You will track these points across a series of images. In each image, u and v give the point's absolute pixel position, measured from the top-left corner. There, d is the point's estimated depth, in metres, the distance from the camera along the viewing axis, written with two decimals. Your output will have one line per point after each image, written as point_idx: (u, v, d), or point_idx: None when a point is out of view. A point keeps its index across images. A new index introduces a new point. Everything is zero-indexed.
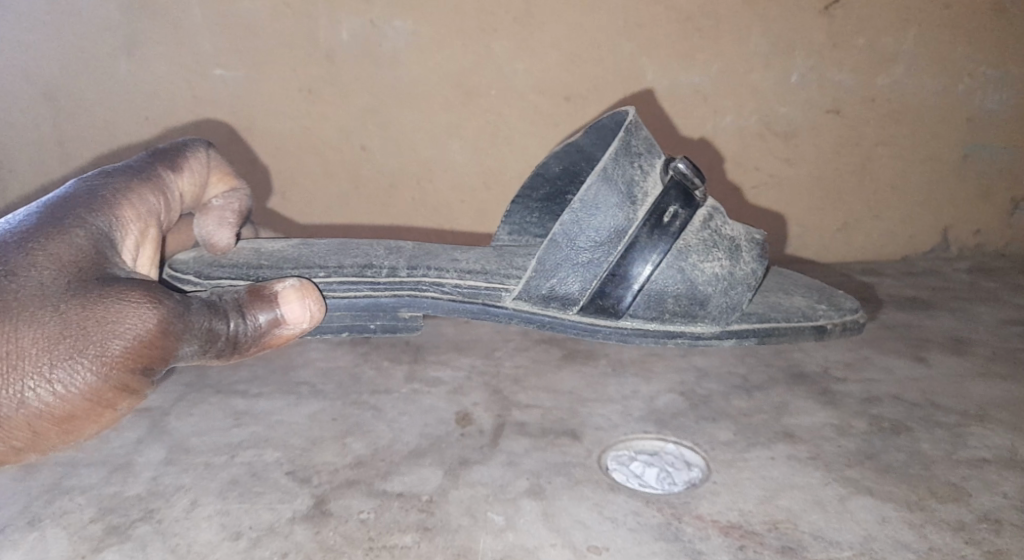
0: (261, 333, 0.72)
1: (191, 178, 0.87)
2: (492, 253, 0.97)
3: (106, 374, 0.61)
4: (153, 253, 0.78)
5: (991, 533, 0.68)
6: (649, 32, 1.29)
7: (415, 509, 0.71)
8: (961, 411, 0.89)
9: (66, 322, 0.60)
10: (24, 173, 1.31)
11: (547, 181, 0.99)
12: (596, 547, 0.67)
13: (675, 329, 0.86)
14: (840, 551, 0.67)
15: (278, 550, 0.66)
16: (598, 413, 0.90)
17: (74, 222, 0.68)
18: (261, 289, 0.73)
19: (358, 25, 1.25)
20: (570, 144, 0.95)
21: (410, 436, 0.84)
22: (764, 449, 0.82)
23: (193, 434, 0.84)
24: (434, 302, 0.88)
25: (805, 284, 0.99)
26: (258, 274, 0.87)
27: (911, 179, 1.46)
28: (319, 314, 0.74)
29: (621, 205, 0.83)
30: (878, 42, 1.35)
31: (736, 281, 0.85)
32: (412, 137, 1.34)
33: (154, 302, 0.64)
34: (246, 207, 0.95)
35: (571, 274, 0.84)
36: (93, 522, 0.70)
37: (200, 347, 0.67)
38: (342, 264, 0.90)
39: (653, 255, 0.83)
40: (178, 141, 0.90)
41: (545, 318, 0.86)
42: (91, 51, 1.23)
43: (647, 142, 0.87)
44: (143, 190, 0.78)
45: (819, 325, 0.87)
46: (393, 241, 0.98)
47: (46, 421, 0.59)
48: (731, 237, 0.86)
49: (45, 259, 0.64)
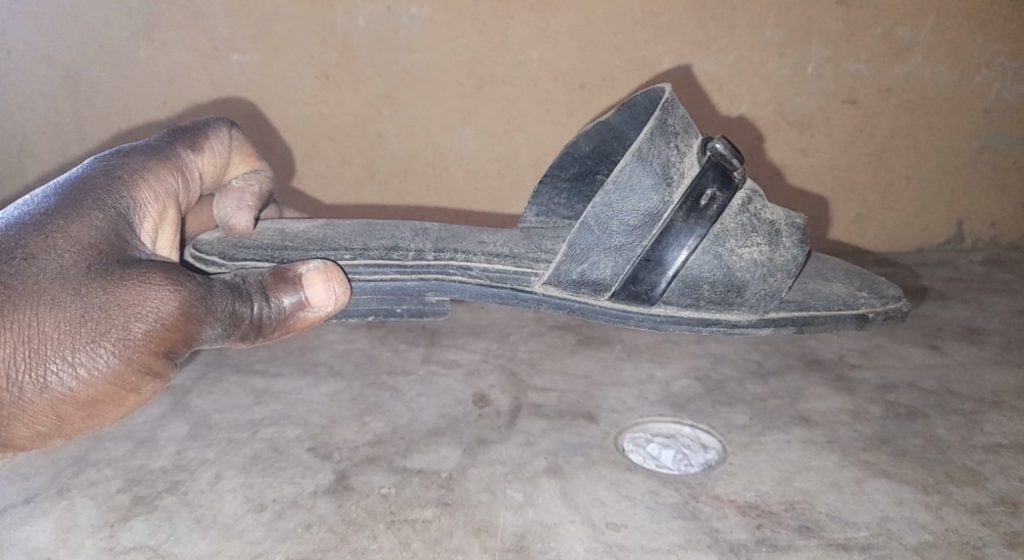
0: (284, 318, 0.62)
1: (211, 159, 0.76)
2: (519, 237, 0.84)
3: (130, 357, 0.53)
4: (173, 236, 0.67)
5: (1008, 516, 0.69)
6: (665, 21, 1.29)
7: (435, 485, 0.72)
8: (977, 399, 0.90)
9: (87, 303, 0.53)
10: (42, 155, 1.32)
11: (576, 161, 0.86)
12: (614, 524, 0.68)
13: (709, 316, 0.75)
14: (857, 531, 0.67)
15: (301, 522, 0.67)
16: (614, 396, 0.90)
17: (93, 204, 0.59)
18: (284, 270, 0.63)
19: (374, 11, 1.26)
20: (600, 122, 0.83)
21: (428, 416, 0.85)
22: (780, 433, 0.82)
23: (215, 411, 0.86)
24: (461, 286, 0.76)
25: (843, 270, 0.87)
26: (284, 255, 0.75)
27: (926, 171, 1.46)
28: (345, 297, 0.64)
29: (657, 187, 0.71)
30: (894, 31, 1.35)
31: (775, 267, 0.74)
32: (427, 123, 1.34)
33: (174, 282, 0.56)
34: (267, 190, 0.83)
35: (603, 259, 0.73)
36: (120, 493, 0.71)
37: (224, 330, 0.58)
38: (368, 246, 0.78)
39: (688, 240, 0.72)
40: (198, 121, 0.78)
41: (575, 304, 0.75)
42: (110, 35, 1.24)
43: (685, 120, 0.73)
44: (160, 169, 0.68)
45: (860, 314, 0.76)
46: (420, 223, 0.86)
47: (69, 405, 0.52)
48: (772, 221, 0.75)
49: (60, 237, 0.55)
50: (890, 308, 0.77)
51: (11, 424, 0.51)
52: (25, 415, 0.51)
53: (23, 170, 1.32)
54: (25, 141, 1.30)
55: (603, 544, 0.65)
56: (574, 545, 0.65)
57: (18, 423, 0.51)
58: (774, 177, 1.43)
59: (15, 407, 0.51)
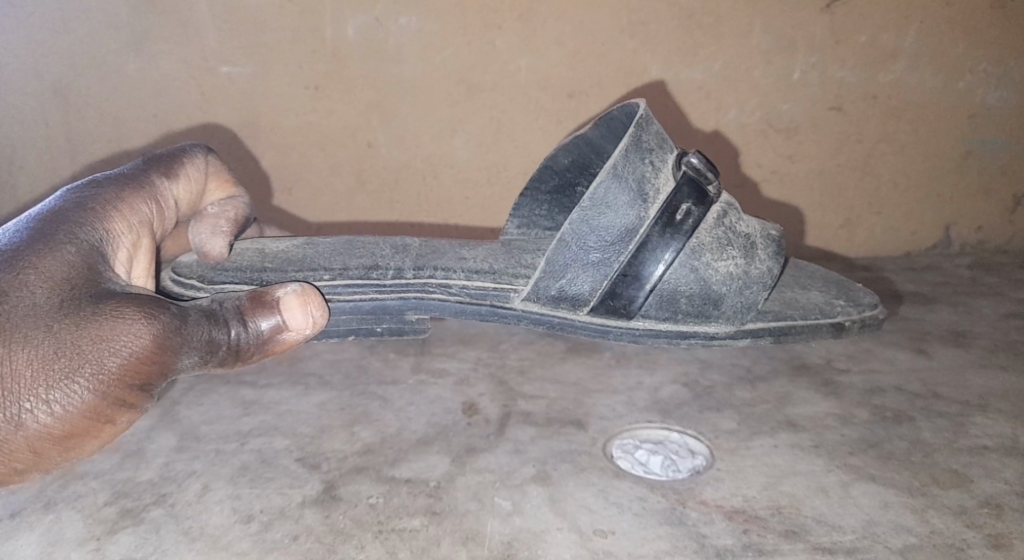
0: (262, 342, 0.65)
1: (186, 185, 0.80)
2: (500, 251, 0.88)
3: (103, 391, 0.57)
4: (148, 263, 0.71)
5: (992, 518, 0.69)
6: (652, 30, 1.30)
7: (424, 494, 0.72)
8: (962, 402, 0.90)
9: (60, 341, 0.56)
10: (32, 169, 1.32)
11: (555, 174, 0.90)
12: (601, 531, 0.68)
13: (688, 329, 0.79)
14: (842, 534, 0.67)
15: (289, 532, 0.67)
16: (603, 402, 0.91)
17: (64, 237, 0.63)
18: (262, 294, 0.66)
19: (363, 22, 1.27)
20: (577, 137, 0.87)
21: (418, 424, 0.85)
22: (767, 438, 0.82)
23: (204, 422, 0.86)
24: (441, 304, 0.80)
25: (822, 279, 0.92)
26: (264, 277, 0.79)
27: (913, 176, 1.47)
28: (322, 320, 0.67)
29: (632, 203, 0.76)
30: (878, 38, 1.36)
31: (752, 280, 0.78)
32: (416, 133, 1.35)
33: (148, 315, 0.59)
34: (244, 216, 0.85)
35: (581, 273, 0.77)
36: (107, 506, 0.72)
37: (200, 358, 0.61)
38: (347, 265, 0.81)
39: (665, 254, 0.76)
40: (176, 147, 0.84)
41: (555, 320, 0.79)
42: (99, 48, 1.25)
43: (659, 136, 0.79)
44: (135, 200, 0.72)
45: (837, 323, 0.81)
46: (400, 238, 0.89)
47: (46, 440, 0.56)
48: (746, 233, 0.79)
49: (34, 274, 0.59)
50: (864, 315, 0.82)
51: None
52: (4, 451, 0.55)
53: (13, 183, 1.32)
54: (15, 154, 1.30)
55: (590, 551, 0.66)
56: (562, 552, 0.65)
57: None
58: (761, 184, 1.44)
59: None
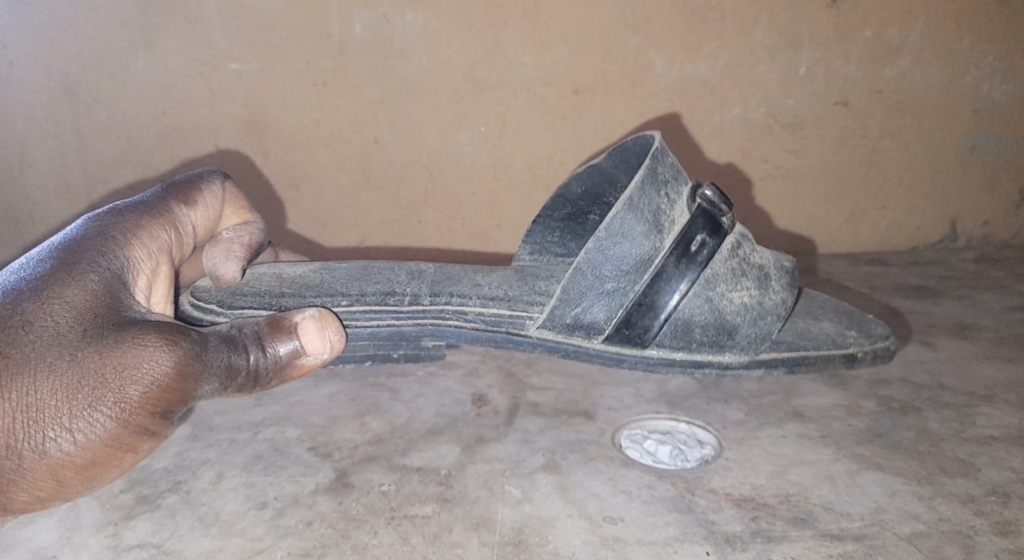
0: (281, 367, 0.63)
1: (204, 213, 0.79)
2: (513, 277, 0.89)
3: (126, 419, 0.55)
4: (166, 289, 0.71)
5: (999, 505, 0.70)
6: (657, 26, 1.31)
7: (434, 481, 0.73)
8: (969, 392, 0.91)
9: (85, 369, 0.55)
10: (42, 166, 1.33)
11: (568, 202, 0.91)
12: (611, 518, 0.68)
13: (702, 359, 0.80)
14: (850, 521, 0.68)
15: (302, 519, 0.68)
16: (611, 394, 0.91)
17: (88, 268, 0.61)
18: (280, 319, 0.64)
19: (369, 18, 1.27)
20: (591, 166, 0.88)
21: (427, 415, 0.85)
22: (775, 428, 0.83)
23: (216, 413, 0.86)
24: (457, 330, 0.80)
25: (832, 306, 0.92)
26: (282, 303, 0.80)
27: (918, 171, 1.48)
28: (340, 342, 0.66)
29: (648, 234, 0.76)
30: (883, 33, 1.37)
31: (765, 311, 0.79)
32: (423, 130, 1.35)
33: (169, 341, 0.57)
34: (258, 241, 0.84)
35: (595, 302, 0.78)
36: (123, 493, 0.72)
37: (221, 384, 0.60)
38: (364, 291, 0.83)
39: (681, 284, 0.76)
40: (192, 173, 0.82)
41: (569, 347, 0.80)
42: (108, 45, 1.26)
43: (673, 167, 0.79)
44: (153, 227, 0.71)
45: (849, 354, 0.83)
46: (414, 263, 0.90)
47: (68, 469, 0.54)
48: (760, 264, 0.80)
49: (57, 303, 0.57)
50: (876, 345, 0.84)
51: (13, 491, 0.53)
52: (27, 481, 0.53)
53: (24, 179, 1.33)
54: (25, 151, 1.31)
55: (600, 537, 0.66)
56: (572, 538, 0.66)
57: (19, 487, 0.53)
58: (766, 180, 1.44)
59: (15, 473, 0.53)
